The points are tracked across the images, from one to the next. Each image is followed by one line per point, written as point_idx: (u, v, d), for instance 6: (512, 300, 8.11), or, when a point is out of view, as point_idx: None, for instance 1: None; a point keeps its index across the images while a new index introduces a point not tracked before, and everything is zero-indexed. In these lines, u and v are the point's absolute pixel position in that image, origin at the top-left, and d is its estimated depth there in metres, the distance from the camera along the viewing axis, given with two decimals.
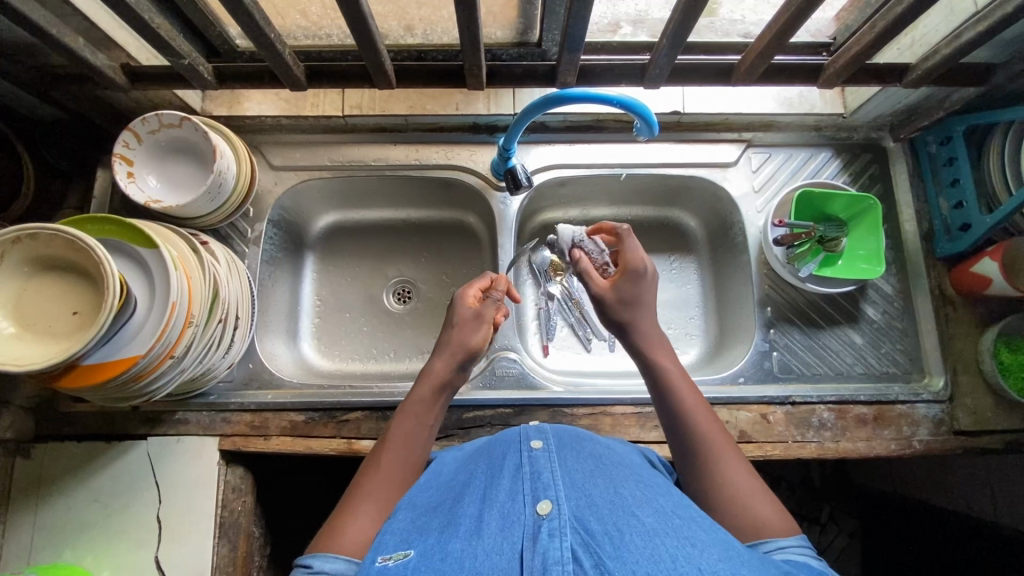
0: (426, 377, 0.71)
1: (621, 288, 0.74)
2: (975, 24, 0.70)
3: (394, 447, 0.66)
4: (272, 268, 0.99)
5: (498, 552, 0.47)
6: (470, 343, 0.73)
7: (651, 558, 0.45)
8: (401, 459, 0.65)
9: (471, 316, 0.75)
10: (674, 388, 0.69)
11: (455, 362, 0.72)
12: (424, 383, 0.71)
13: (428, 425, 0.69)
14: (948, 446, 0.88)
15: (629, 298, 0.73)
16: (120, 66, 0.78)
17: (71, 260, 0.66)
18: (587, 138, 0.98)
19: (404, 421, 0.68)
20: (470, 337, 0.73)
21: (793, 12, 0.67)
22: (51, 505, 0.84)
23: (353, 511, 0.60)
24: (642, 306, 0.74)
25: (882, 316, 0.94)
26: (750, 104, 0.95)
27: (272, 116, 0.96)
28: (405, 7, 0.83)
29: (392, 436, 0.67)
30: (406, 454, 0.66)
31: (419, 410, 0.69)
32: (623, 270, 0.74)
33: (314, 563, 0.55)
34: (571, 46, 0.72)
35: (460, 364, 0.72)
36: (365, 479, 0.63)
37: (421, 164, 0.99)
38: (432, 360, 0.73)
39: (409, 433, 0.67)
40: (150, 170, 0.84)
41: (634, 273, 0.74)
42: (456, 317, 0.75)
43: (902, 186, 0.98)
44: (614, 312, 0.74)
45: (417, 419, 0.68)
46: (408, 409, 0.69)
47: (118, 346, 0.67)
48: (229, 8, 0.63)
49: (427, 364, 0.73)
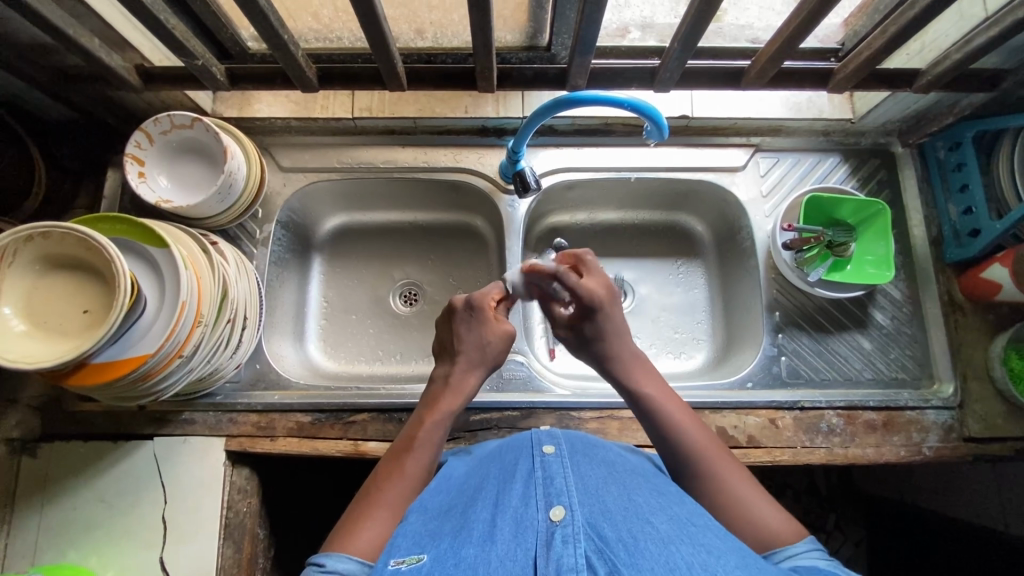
0: (456, 390, 0.70)
1: (582, 327, 0.73)
2: (986, 30, 0.71)
3: (419, 455, 0.64)
4: (280, 269, 0.99)
5: (512, 559, 0.48)
6: (496, 356, 0.73)
7: (666, 565, 0.45)
8: (424, 468, 0.64)
9: (501, 333, 0.73)
10: (662, 408, 0.68)
11: (481, 377, 0.72)
12: (452, 395, 0.70)
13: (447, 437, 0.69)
14: (959, 452, 0.87)
15: (591, 336, 0.73)
16: (134, 67, 0.80)
17: (86, 261, 0.66)
18: (595, 142, 0.99)
19: (431, 431, 0.66)
20: (496, 356, 0.73)
21: (805, 18, 0.67)
22: (56, 505, 0.84)
23: (369, 516, 0.59)
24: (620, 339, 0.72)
25: (891, 322, 0.94)
26: (756, 109, 0.96)
27: (282, 118, 0.96)
28: (416, 11, 0.81)
29: (419, 446, 0.65)
30: (429, 465, 0.65)
31: (447, 422, 0.68)
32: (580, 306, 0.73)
33: (326, 561, 0.55)
34: (583, 50, 0.73)
35: (483, 378, 0.73)
36: (385, 486, 0.62)
37: (429, 167, 0.99)
38: (461, 370, 0.71)
39: (435, 442, 0.66)
40: (161, 170, 0.85)
41: (590, 309, 0.72)
42: (485, 330, 0.73)
43: (910, 191, 0.97)
44: (586, 349, 0.74)
45: (443, 431, 0.67)
46: (436, 420, 0.67)
47: (129, 346, 0.67)
48: (245, 9, 0.64)
49: (455, 374, 0.71)
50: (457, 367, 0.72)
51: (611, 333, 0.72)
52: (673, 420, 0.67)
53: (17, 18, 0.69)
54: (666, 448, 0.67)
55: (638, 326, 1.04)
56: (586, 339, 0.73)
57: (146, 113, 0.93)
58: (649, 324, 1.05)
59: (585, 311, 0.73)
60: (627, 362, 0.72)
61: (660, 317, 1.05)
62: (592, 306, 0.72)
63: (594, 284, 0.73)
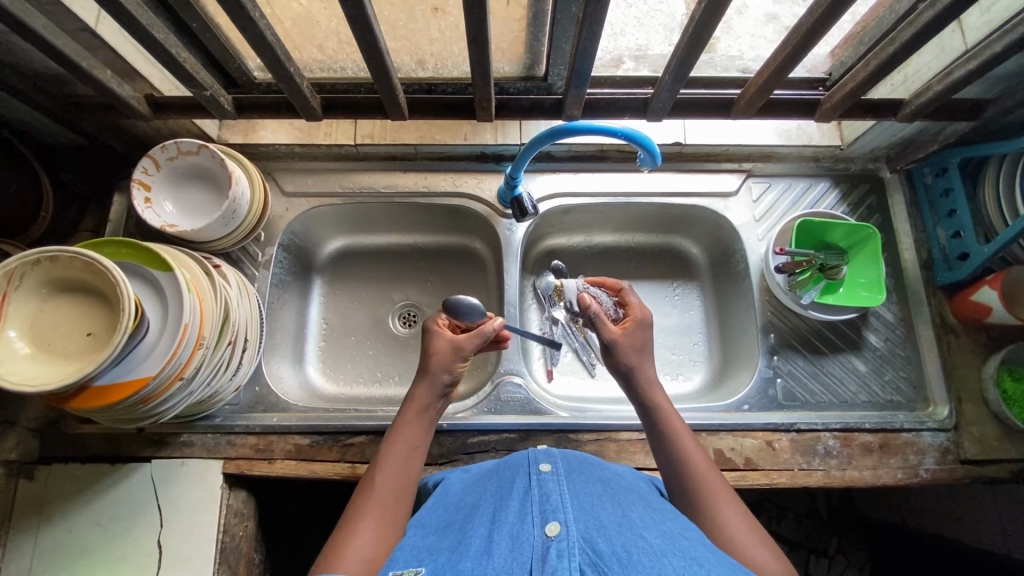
0: (413, 403, 0.70)
1: (632, 334, 0.76)
2: (964, 63, 0.73)
3: (387, 466, 0.65)
4: (282, 291, 1.00)
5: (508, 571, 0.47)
6: (452, 367, 0.72)
7: None
8: (395, 479, 0.64)
9: (448, 346, 0.73)
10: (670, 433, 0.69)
11: (440, 387, 0.71)
12: (412, 410, 0.70)
13: (421, 446, 0.69)
14: (955, 475, 0.87)
15: (638, 343, 0.75)
16: (144, 97, 0.82)
17: (87, 282, 0.67)
18: (591, 168, 1.01)
19: (395, 444, 0.67)
20: (448, 366, 0.72)
21: (789, 52, 0.70)
22: (51, 528, 0.84)
23: (353, 531, 0.59)
24: (648, 353, 0.76)
25: (884, 344, 0.95)
26: (748, 136, 0.99)
27: (287, 145, 0.99)
28: (418, 43, 0.84)
29: (386, 457, 0.66)
30: (402, 474, 0.65)
31: (413, 432, 0.68)
32: (632, 319, 0.78)
33: None
34: (578, 82, 0.76)
35: (443, 388, 0.71)
36: (361, 502, 0.62)
37: (429, 192, 1.01)
38: (416, 383, 0.71)
39: (402, 453, 0.66)
40: (167, 196, 0.87)
41: (644, 321, 0.77)
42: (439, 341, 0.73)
43: (900, 216, 1.00)
44: (626, 357, 0.74)
45: (411, 441, 0.68)
46: (400, 433, 0.68)
47: (129, 367, 0.68)
48: (253, 43, 0.67)
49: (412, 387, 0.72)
50: (414, 382, 0.72)
51: (642, 348, 0.76)
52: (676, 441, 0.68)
53: (31, 51, 0.71)
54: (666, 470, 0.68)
55: None
56: (631, 350, 0.75)
57: (153, 139, 0.96)
58: None
59: (633, 321, 0.77)
60: (653, 381, 0.74)
61: (656, 338, 1.06)
62: (643, 317, 0.78)
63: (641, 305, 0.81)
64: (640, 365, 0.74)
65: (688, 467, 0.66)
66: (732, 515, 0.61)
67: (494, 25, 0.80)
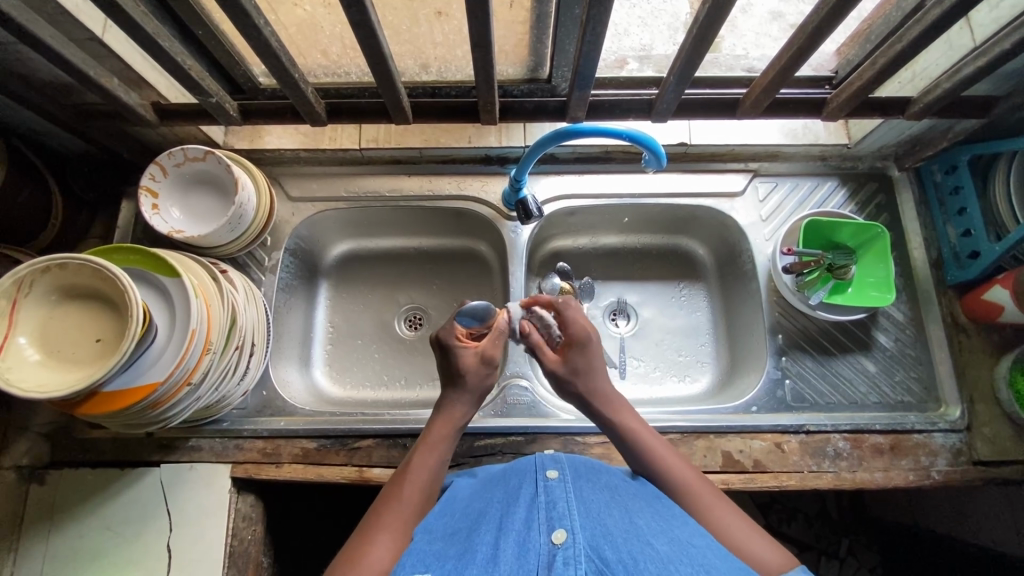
0: (444, 416, 0.70)
1: (570, 359, 0.73)
2: (974, 60, 0.72)
3: (412, 481, 0.65)
4: (288, 295, 1.01)
5: None
6: (484, 385, 0.72)
7: None
8: (419, 493, 0.64)
9: (478, 360, 0.71)
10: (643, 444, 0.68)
11: (473, 403, 0.72)
12: (442, 423, 0.70)
13: (445, 461, 0.69)
14: (968, 476, 0.86)
15: (581, 366, 0.72)
16: (151, 104, 0.83)
17: (96, 289, 0.68)
18: (596, 169, 1.01)
19: (423, 457, 0.67)
20: (483, 382, 0.72)
21: (794, 52, 0.69)
22: (62, 532, 0.85)
23: (370, 542, 0.58)
24: (596, 372, 0.72)
25: (894, 344, 0.94)
26: (754, 137, 0.98)
27: (292, 149, 1.00)
28: (421, 47, 0.84)
29: (412, 470, 0.66)
30: (425, 488, 0.65)
31: (441, 447, 0.68)
32: (569, 340, 0.74)
33: None
34: (582, 83, 0.75)
35: (475, 402, 0.72)
36: (383, 511, 0.62)
37: (434, 195, 1.01)
38: (452, 399, 0.71)
39: (427, 468, 0.67)
40: (173, 203, 0.87)
41: (581, 339, 0.73)
42: (472, 359, 0.71)
43: (908, 214, 0.99)
44: (570, 384, 0.72)
45: (437, 456, 0.68)
46: (429, 446, 0.68)
47: (137, 373, 0.68)
48: (258, 50, 0.67)
49: (443, 401, 0.72)
50: (447, 396, 0.72)
51: (587, 370, 0.72)
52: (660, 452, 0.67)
53: (39, 60, 0.72)
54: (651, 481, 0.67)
55: (642, 349, 1.05)
56: (577, 373, 0.72)
57: (159, 145, 0.97)
58: (653, 347, 1.05)
59: (569, 344, 0.74)
60: (610, 399, 0.71)
61: (663, 340, 1.06)
62: (580, 335, 0.73)
63: (582, 320, 0.75)
64: (590, 389, 0.72)
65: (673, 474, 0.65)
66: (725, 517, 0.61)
67: (497, 28, 0.79)
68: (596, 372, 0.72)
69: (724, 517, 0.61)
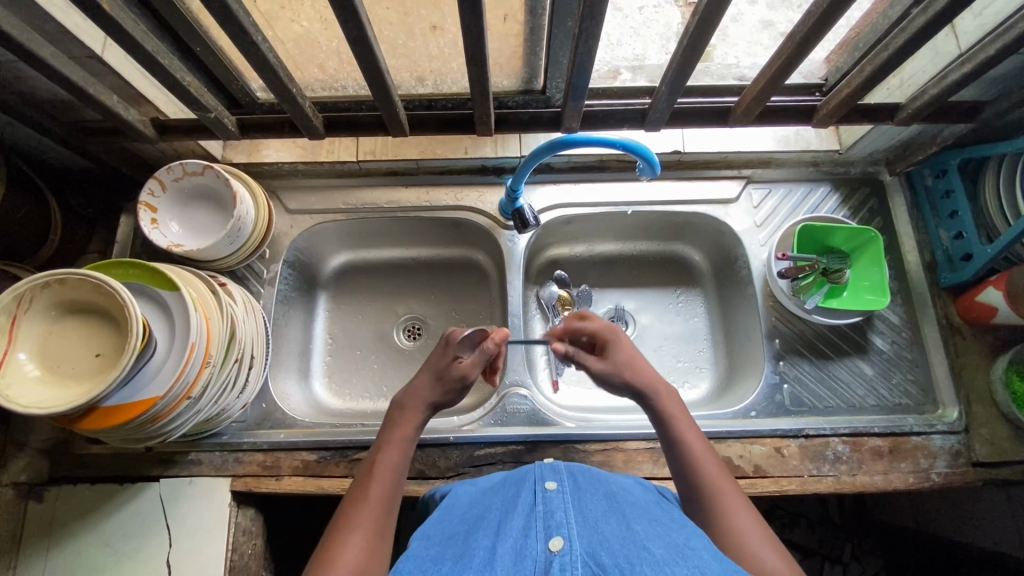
0: (406, 412, 0.72)
1: (609, 355, 0.76)
2: (959, 66, 0.73)
3: (380, 478, 0.66)
4: (287, 307, 1.01)
5: None
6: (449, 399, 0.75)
7: None
8: (386, 491, 0.65)
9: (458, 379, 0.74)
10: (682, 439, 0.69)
11: (430, 403, 0.73)
12: (404, 418, 0.72)
13: (407, 461, 0.70)
14: (968, 478, 0.87)
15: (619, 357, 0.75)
16: (149, 120, 0.84)
17: (94, 303, 0.68)
18: (590, 178, 1.02)
19: (388, 453, 0.68)
20: (444, 394, 0.74)
21: (783, 60, 0.70)
22: (61, 549, 0.84)
23: (341, 544, 0.58)
24: (638, 362, 0.75)
25: (891, 347, 0.94)
26: (746, 143, 1.00)
27: (290, 163, 1.01)
28: (417, 61, 0.85)
29: (379, 468, 0.67)
30: (391, 487, 0.65)
31: (403, 446, 0.69)
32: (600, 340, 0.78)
33: None
34: (576, 94, 0.77)
35: (433, 404, 0.74)
36: (353, 513, 0.62)
37: (431, 206, 1.02)
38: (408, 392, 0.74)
39: (393, 465, 0.67)
40: (173, 217, 0.88)
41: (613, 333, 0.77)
42: (449, 364, 0.74)
43: (901, 218, 1.00)
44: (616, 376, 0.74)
45: (401, 454, 0.69)
46: (392, 442, 0.69)
47: (138, 387, 0.68)
48: (256, 67, 0.68)
49: (403, 397, 0.73)
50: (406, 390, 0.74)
51: (627, 361, 0.75)
52: (688, 445, 0.68)
53: (40, 79, 0.73)
54: (675, 467, 0.68)
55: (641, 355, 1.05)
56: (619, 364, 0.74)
57: (158, 160, 0.97)
58: (652, 353, 1.06)
59: (604, 342, 0.77)
60: (660, 390, 0.72)
61: (661, 346, 1.06)
62: (608, 331, 0.78)
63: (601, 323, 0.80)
64: (639, 378, 0.73)
65: (700, 472, 0.66)
66: (738, 521, 0.61)
67: (491, 41, 0.81)
68: (636, 363, 0.74)
69: (735, 520, 0.61)
